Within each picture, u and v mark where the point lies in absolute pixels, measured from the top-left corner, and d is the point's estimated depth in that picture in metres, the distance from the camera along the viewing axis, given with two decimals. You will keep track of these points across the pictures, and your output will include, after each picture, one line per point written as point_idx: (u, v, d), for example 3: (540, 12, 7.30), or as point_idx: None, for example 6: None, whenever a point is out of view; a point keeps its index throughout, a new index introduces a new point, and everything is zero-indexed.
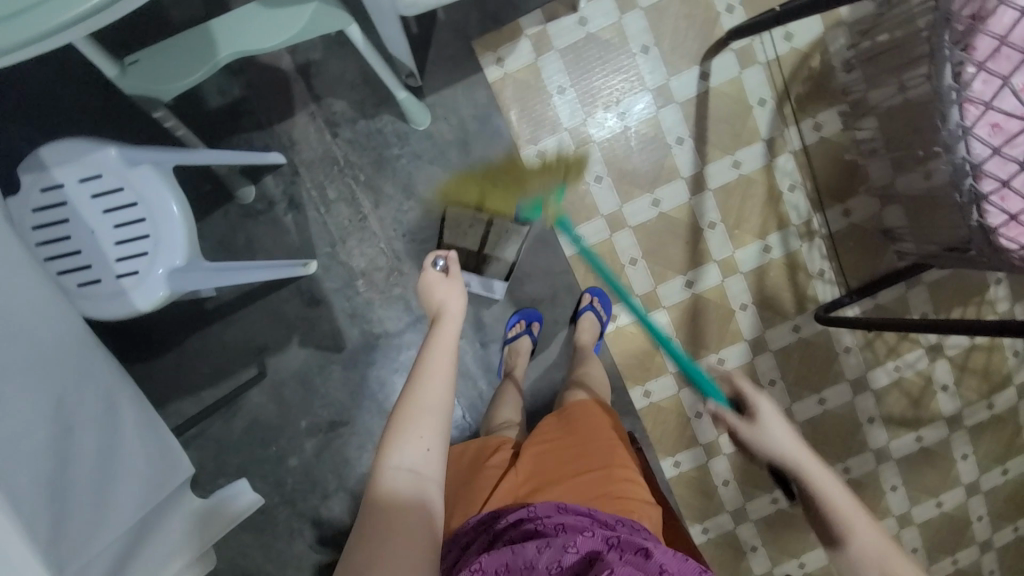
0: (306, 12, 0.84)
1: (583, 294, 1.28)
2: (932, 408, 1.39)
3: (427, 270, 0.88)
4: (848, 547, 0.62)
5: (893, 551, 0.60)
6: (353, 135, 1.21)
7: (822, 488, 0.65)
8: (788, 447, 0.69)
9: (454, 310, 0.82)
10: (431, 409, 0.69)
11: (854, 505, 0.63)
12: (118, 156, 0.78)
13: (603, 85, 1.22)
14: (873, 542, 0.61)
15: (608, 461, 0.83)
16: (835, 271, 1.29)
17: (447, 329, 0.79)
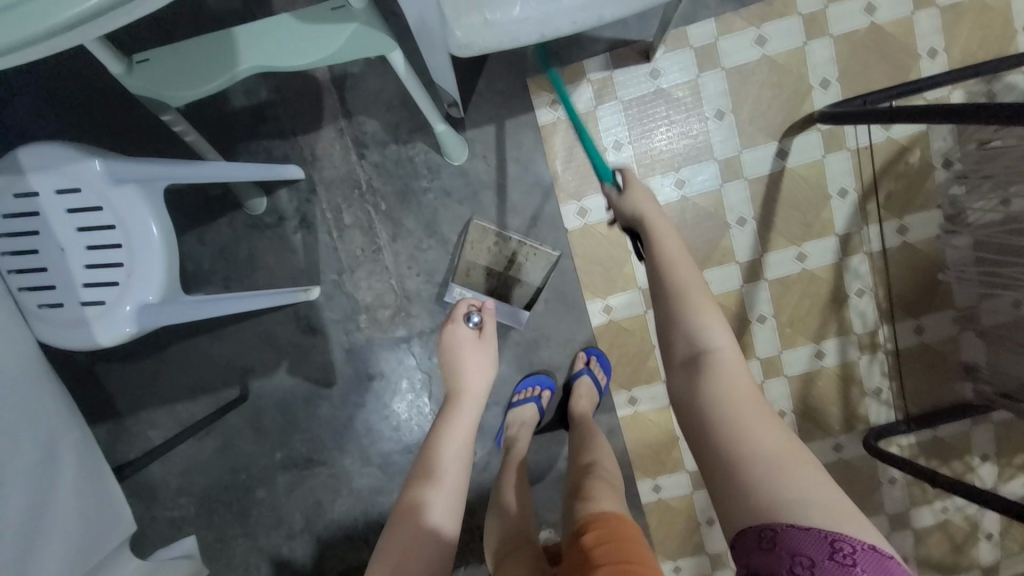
0: (345, 33, 0.73)
1: (579, 353, 1.14)
2: (977, 561, 1.22)
3: (460, 324, 0.88)
4: (660, 277, 0.62)
5: (698, 289, 0.61)
6: (381, 159, 1.10)
7: (656, 226, 0.66)
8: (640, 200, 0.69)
9: (478, 384, 0.82)
10: (452, 478, 0.69)
11: (676, 247, 0.65)
12: (103, 170, 0.67)
13: (666, 147, 1.09)
14: (684, 283, 0.61)
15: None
16: (894, 392, 1.14)
17: (473, 397, 0.80)
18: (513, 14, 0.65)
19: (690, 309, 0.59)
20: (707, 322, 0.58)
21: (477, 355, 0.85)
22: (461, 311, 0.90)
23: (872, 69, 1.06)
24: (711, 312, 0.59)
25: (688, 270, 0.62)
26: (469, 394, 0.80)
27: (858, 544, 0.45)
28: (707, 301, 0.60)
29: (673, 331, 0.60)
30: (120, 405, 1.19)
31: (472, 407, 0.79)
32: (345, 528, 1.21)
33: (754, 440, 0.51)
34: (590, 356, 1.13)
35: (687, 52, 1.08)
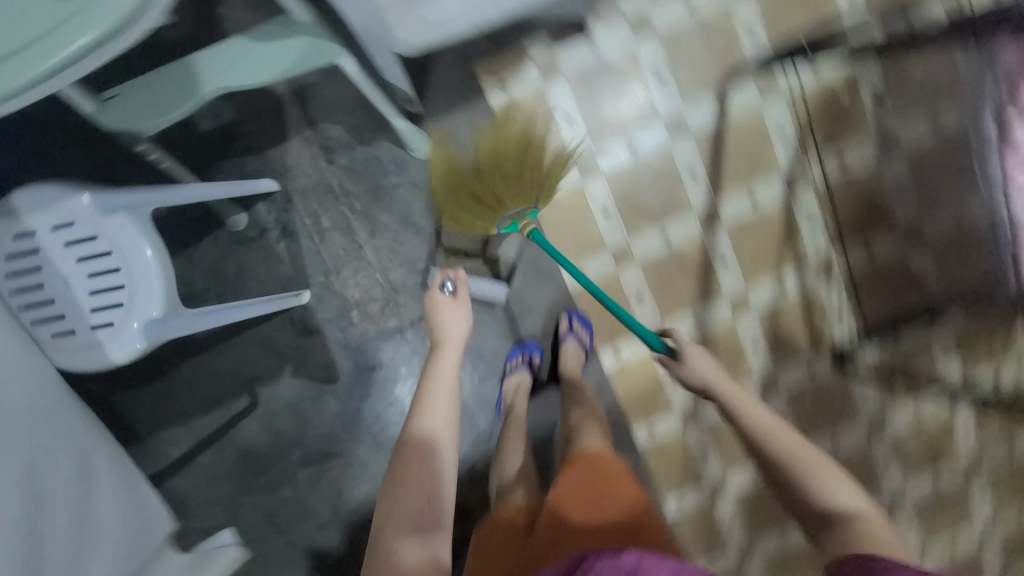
0: (300, 44, 0.79)
1: (561, 316, 1.21)
2: (953, 455, 1.33)
3: (435, 293, 0.93)
4: (766, 449, 0.77)
5: (785, 430, 0.78)
6: (349, 162, 1.16)
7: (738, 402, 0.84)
8: (704, 367, 0.92)
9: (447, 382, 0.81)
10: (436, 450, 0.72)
11: (749, 402, 0.84)
12: (93, 202, 0.73)
13: (614, 114, 1.16)
14: (773, 428, 0.78)
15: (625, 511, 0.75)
16: (853, 311, 1.23)
17: (450, 354, 0.86)
18: None
19: (810, 471, 0.72)
20: (834, 486, 0.70)
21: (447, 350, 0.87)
22: (437, 280, 0.94)
23: (792, 18, 1.16)
24: (834, 474, 0.71)
25: (771, 416, 0.80)
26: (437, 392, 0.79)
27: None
28: (798, 439, 0.76)
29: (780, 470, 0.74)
30: (140, 428, 1.25)
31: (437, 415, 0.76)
32: (370, 511, 1.29)
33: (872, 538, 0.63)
34: (572, 319, 1.20)
35: (621, 22, 1.15)
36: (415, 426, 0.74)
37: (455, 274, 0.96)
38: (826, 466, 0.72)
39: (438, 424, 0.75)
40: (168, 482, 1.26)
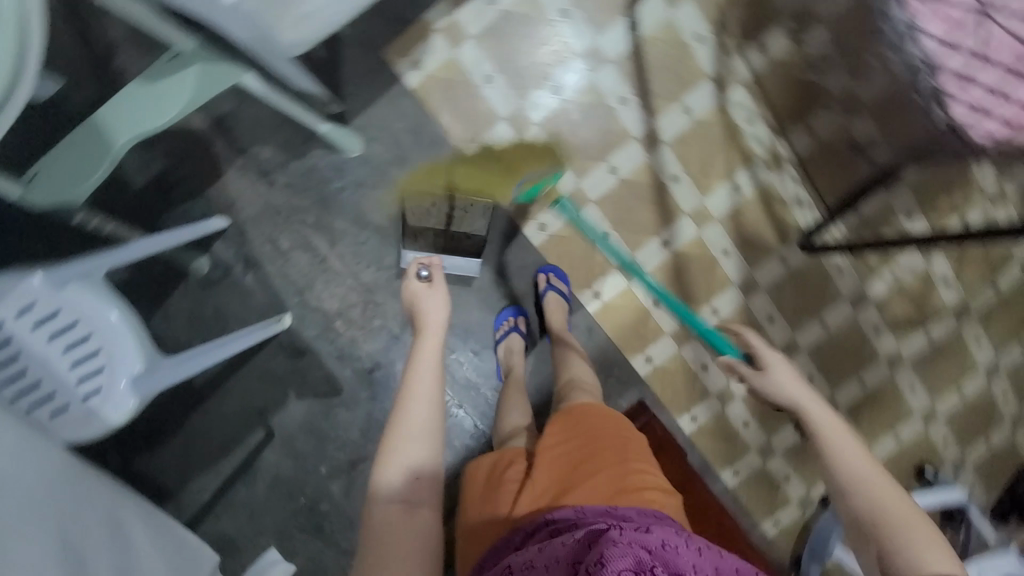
0: (190, 73, 0.79)
1: (539, 274, 1.23)
2: (936, 304, 1.40)
3: (412, 280, 0.84)
4: (856, 496, 0.64)
5: (889, 488, 0.64)
6: (289, 179, 1.16)
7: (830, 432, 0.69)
8: (789, 382, 0.77)
9: (421, 424, 0.67)
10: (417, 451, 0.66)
11: (849, 442, 0.68)
12: (44, 280, 0.75)
13: (532, 62, 1.17)
14: (874, 483, 0.64)
15: (618, 459, 0.74)
16: (810, 194, 1.26)
17: (432, 340, 0.76)
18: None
19: (905, 536, 0.59)
20: (932, 558, 0.58)
21: (420, 373, 0.71)
22: (411, 269, 0.85)
23: None
24: (934, 543, 0.59)
25: (874, 470, 0.65)
26: (408, 436, 0.66)
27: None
28: (903, 501, 0.63)
29: (874, 531, 0.61)
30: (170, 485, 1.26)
31: (409, 465, 0.65)
32: None
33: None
34: (546, 273, 1.23)
35: None
36: (396, 420, 0.68)
37: (428, 258, 0.86)
38: (935, 544, 0.59)
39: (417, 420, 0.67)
40: (210, 529, 1.26)
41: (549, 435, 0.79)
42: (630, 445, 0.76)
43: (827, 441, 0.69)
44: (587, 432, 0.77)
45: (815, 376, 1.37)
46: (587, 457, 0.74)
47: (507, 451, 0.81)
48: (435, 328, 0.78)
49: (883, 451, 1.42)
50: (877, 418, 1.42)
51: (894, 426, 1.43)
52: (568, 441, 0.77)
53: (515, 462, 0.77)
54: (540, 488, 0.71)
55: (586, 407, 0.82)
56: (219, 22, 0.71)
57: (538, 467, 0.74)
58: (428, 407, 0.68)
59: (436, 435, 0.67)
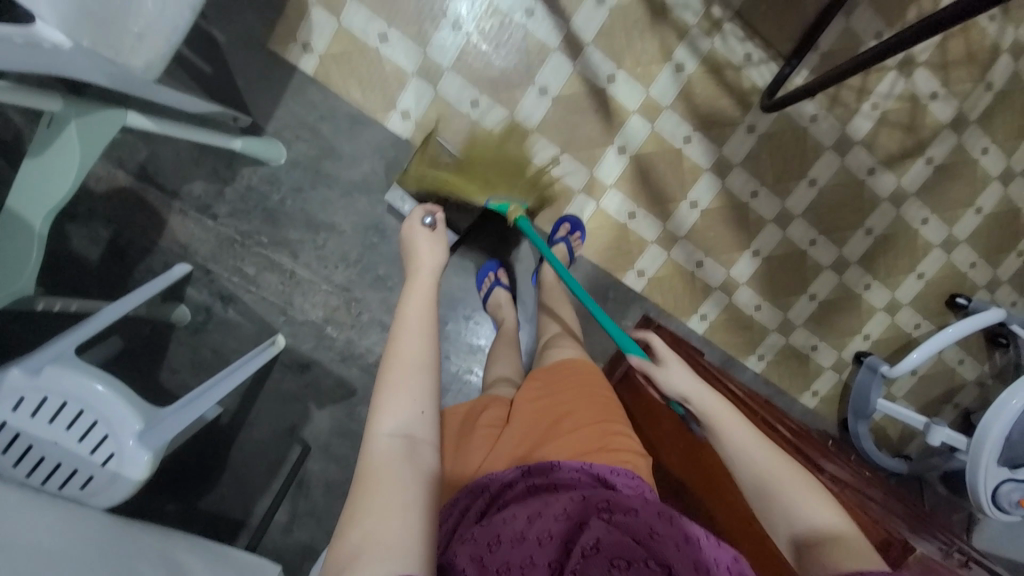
0: (72, 136, 0.77)
1: (561, 224, 1.18)
2: (930, 124, 1.29)
3: (414, 224, 0.79)
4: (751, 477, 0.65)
5: (779, 463, 0.65)
6: (230, 206, 1.16)
7: (722, 421, 0.70)
8: (684, 381, 0.75)
9: (424, 358, 0.64)
10: (417, 386, 0.62)
11: (750, 434, 0.68)
12: (21, 372, 0.78)
13: (421, 4, 1.08)
14: (776, 468, 0.64)
15: (603, 414, 0.80)
16: (762, 48, 1.17)
17: (428, 274, 0.73)
18: (147, 8, 0.65)
19: (785, 494, 0.63)
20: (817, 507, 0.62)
21: (417, 312, 0.67)
22: (416, 215, 0.81)
23: None
24: (811, 493, 0.63)
25: (776, 456, 0.66)
26: (409, 373, 0.62)
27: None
28: (791, 473, 0.64)
29: (779, 519, 0.63)
30: (234, 516, 1.27)
31: (413, 400, 0.61)
32: None
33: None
34: (563, 223, 1.18)
35: None
36: (392, 353, 0.63)
37: (435, 208, 0.83)
38: (830, 514, 0.62)
39: (416, 349, 0.64)
40: (286, 542, 1.29)
41: (538, 391, 0.85)
42: (613, 404, 0.83)
43: (728, 438, 0.68)
44: (568, 389, 0.84)
45: (817, 239, 1.33)
46: (565, 414, 0.80)
47: (487, 399, 0.90)
48: (432, 261, 0.75)
49: (909, 290, 1.41)
50: (893, 260, 1.38)
51: (914, 265, 1.39)
52: (547, 397, 0.83)
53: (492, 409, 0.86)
54: (521, 438, 0.78)
55: (571, 362, 0.89)
56: (67, 68, 0.67)
57: (515, 418, 0.82)
58: (426, 343, 0.64)
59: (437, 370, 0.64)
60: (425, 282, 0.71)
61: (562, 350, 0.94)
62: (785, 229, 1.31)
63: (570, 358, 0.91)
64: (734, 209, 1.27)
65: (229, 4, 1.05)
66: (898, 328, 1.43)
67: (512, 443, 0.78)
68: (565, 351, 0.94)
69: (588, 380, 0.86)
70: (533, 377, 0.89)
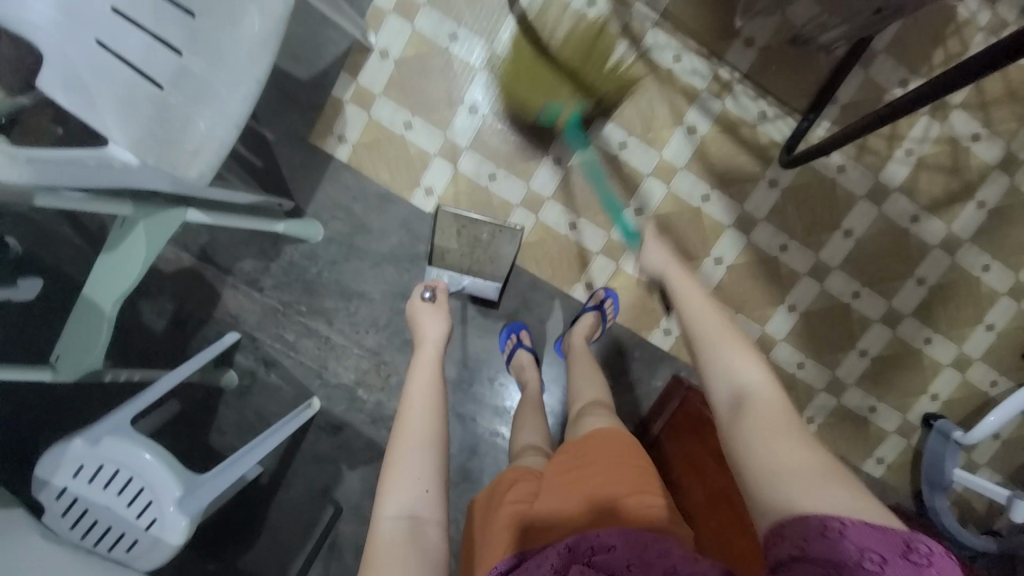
0: (139, 233, 0.90)
1: (597, 292, 1.22)
2: (976, 165, 1.20)
3: (416, 301, 0.89)
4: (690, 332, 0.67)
5: (723, 327, 0.65)
6: (274, 280, 1.27)
7: (682, 295, 0.73)
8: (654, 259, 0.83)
9: (423, 435, 0.67)
10: (420, 464, 0.64)
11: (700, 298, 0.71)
12: (84, 442, 0.88)
13: (440, 92, 1.18)
14: (713, 334, 0.64)
15: (638, 485, 0.75)
16: (776, 105, 1.17)
17: (430, 351, 0.80)
18: (199, 129, 0.77)
19: (713, 352, 0.62)
20: (743, 363, 0.60)
21: (418, 393, 0.71)
22: (415, 291, 0.90)
23: None
24: (745, 352, 0.62)
25: (721, 319, 0.67)
26: (412, 450, 0.65)
27: (935, 549, 0.42)
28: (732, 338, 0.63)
29: (711, 368, 0.62)
30: None
31: (415, 480, 0.63)
32: None
33: (782, 447, 0.51)
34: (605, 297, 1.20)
35: (394, 20, 1.17)
36: (397, 432, 0.68)
37: (432, 283, 0.92)
38: (763, 381, 0.58)
39: (418, 425, 0.68)
40: None
41: (569, 461, 0.81)
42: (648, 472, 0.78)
43: (683, 300, 0.72)
44: (602, 458, 0.79)
45: (860, 291, 1.25)
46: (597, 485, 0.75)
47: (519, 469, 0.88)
48: (431, 344, 0.81)
49: (978, 344, 1.27)
50: (954, 310, 1.26)
51: (981, 315, 1.26)
52: (576, 470, 0.79)
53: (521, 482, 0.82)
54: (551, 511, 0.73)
55: (602, 432, 0.85)
56: (138, 180, 0.80)
57: (546, 490, 0.78)
58: (429, 420, 0.68)
59: (438, 447, 0.67)
60: (427, 359, 0.78)
61: (595, 419, 0.90)
62: (821, 281, 1.24)
63: (599, 427, 0.87)
64: (763, 263, 1.23)
65: (276, 108, 1.19)
66: (971, 385, 1.28)
67: (544, 518, 0.73)
68: (594, 418, 0.90)
69: (622, 450, 0.81)
70: (564, 449, 0.85)
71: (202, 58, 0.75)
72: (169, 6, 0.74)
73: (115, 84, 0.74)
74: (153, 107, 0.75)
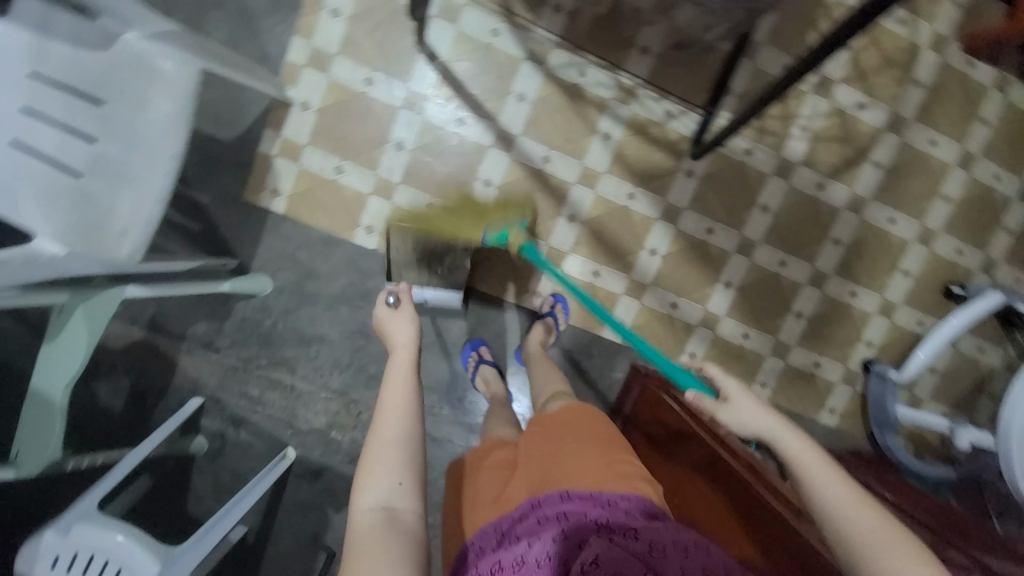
0: (79, 317, 0.90)
1: (546, 299, 1.29)
2: (865, 131, 1.33)
3: (381, 309, 0.88)
4: (837, 522, 0.62)
5: (878, 516, 0.61)
6: (230, 338, 1.28)
7: (806, 464, 0.68)
8: (756, 419, 0.79)
9: (396, 434, 0.69)
10: (396, 457, 0.67)
11: (851, 490, 0.64)
12: (54, 533, 0.88)
13: (365, 134, 1.23)
14: (867, 522, 0.60)
15: (608, 447, 0.83)
16: (679, 102, 1.26)
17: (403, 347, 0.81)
18: (122, 211, 0.79)
19: (867, 543, 0.59)
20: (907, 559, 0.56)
21: (396, 388, 0.74)
22: (380, 298, 0.88)
23: None
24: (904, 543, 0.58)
25: (881, 514, 0.61)
26: (390, 445, 0.68)
27: None
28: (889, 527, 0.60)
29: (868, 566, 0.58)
30: None
31: (390, 472, 0.65)
32: None
33: None
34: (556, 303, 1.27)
35: (309, 72, 1.21)
36: (377, 426, 0.70)
37: (397, 287, 0.91)
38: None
39: (395, 419, 0.70)
40: None
41: (540, 431, 0.88)
42: (614, 437, 0.86)
43: (829, 496, 0.64)
44: (575, 428, 0.87)
45: (786, 259, 1.35)
46: (569, 451, 0.82)
47: (497, 438, 0.95)
48: (405, 348, 0.81)
49: (899, 290, 1.38)
50: (872, 263, 1.37)
51: (896, 263, 1.38)
52: (552, 436, 0.87)
53: (498, 452, 0.89)
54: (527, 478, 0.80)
55: (575, 406, 0.92)
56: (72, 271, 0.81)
57: (522, 458, 0.85)
58: (405, 415, 0.71)
59: (415, 440, 0.70)
60: (403, 355, 0.80)
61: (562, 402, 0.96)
62: (749, 256, 1.34)
63: (569, 403, 0.94)
64: (694, 248, 1.32)
65: (205, 172, 1.21)
66: (899, 328, 1.39)
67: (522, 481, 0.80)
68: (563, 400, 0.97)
69: (590, 419, 0.89)
70: (535, 420, 0.92)
71: (117, 144, 0.78)
72: (79, 101, 0.79)
73: (33, 181, 0.78)
74: (72, 197, 0.78)
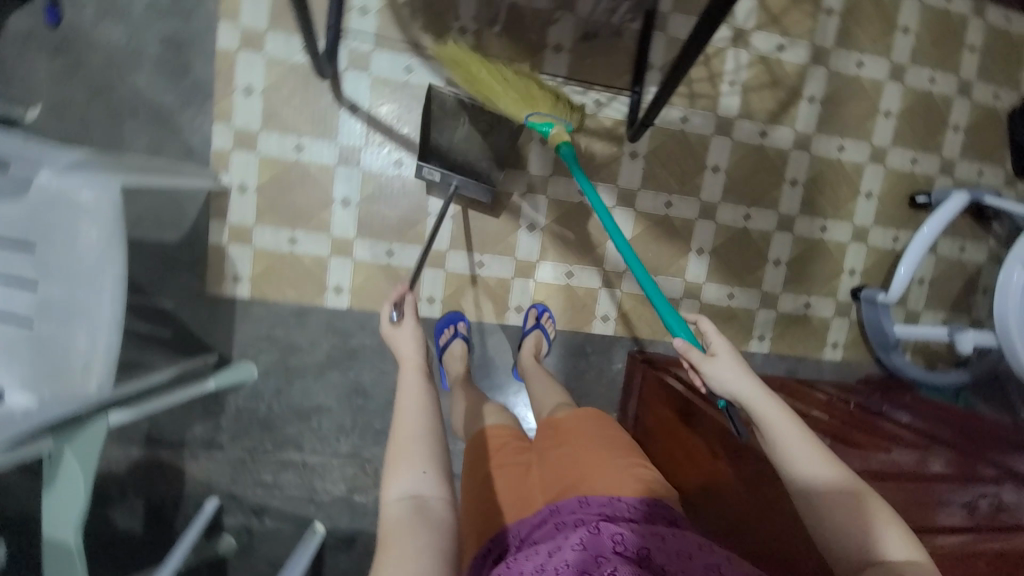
0: (70, 460, 0.89)
1: (529, 311, 1.28)
2: (791, 71, 1.34)
3: (386, 325, 0.86)
4: (810, 487, 0.62)
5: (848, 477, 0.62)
6: (230, 432, 1.27)
7: (779, 429, 0.67)
8: (736, 378, 0.73)
9: (418, 425, 0.69)
10: (417, 447, 0.66)
11: (825, 459, 0.63)
12: None
13: (309, 200, 1.23)
14: (841, 484, 0.61)
15: (630, 454, 0.83)
16: (605, 90, 1.26)
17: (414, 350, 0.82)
18: (81, 344, 0.78)
19: (841, 505, 0.59)
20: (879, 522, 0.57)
21: (410, 387, 0.74)
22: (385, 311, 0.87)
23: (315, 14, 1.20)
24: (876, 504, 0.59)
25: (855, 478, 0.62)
26: (412, 438, 0.67)
27: None
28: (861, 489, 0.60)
29: (839, 530, 0.58)
30: None
31: (414, 462, 0.65)
32: None
33: None
34: (540, 311, 1.28)
35: (238, 155, 1.20)
36: (397, 422, 0.70)
37: (400, 296, 0.88)
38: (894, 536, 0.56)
39: (414, 413, 0.71)
40: None
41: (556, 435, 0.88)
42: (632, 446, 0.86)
43: (804, 467, 0.63)
44: (597, 433, 0.86)
45: (750, 212, 1.35)
46: (588, 454, 0.81)
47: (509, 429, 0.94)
48: (411, 351, 0.82)
49: (866, 213, 1.39)
50: (833, 193, 1.38)
51: (857, 187, 1.39)
52: (570, 440, 0.86)
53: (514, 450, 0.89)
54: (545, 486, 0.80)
55: (596, 414, 0.91)
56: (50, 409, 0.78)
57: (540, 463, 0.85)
58: (422, 409, 0.71)
59: (435, 431, 0.69)
60: (412, 359, 0.80)
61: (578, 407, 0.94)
62: (713, 219, 1.34)
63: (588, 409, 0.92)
64: (658, 225, 1.32)
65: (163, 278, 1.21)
66: (877, 249, 1.40)
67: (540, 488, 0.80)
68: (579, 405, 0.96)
69: (608, 428, 0.88)
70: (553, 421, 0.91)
71: (58, 283, 0.78)
72: (13, 252, 0.78)
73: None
74: (30, 347, 0.78)
